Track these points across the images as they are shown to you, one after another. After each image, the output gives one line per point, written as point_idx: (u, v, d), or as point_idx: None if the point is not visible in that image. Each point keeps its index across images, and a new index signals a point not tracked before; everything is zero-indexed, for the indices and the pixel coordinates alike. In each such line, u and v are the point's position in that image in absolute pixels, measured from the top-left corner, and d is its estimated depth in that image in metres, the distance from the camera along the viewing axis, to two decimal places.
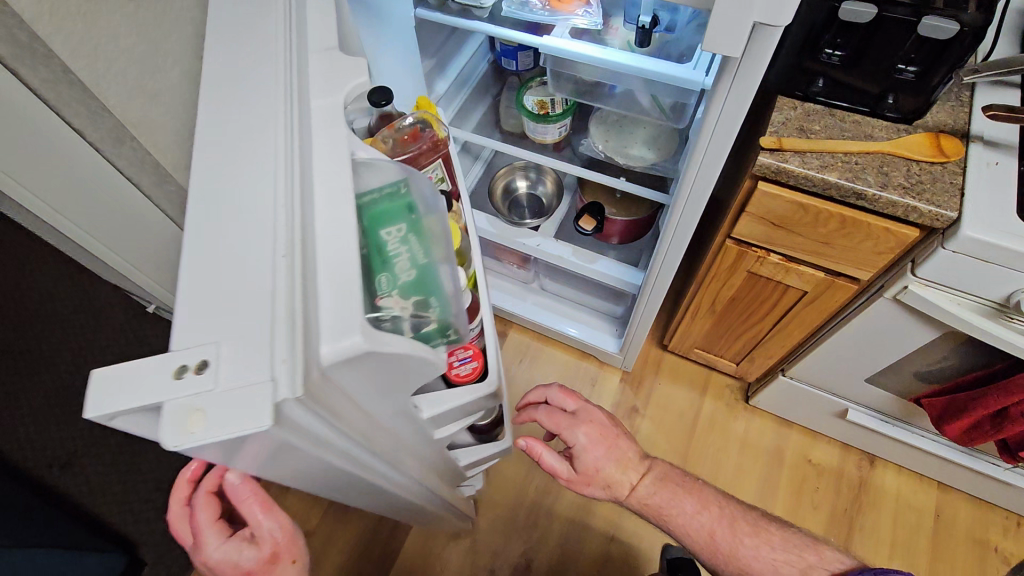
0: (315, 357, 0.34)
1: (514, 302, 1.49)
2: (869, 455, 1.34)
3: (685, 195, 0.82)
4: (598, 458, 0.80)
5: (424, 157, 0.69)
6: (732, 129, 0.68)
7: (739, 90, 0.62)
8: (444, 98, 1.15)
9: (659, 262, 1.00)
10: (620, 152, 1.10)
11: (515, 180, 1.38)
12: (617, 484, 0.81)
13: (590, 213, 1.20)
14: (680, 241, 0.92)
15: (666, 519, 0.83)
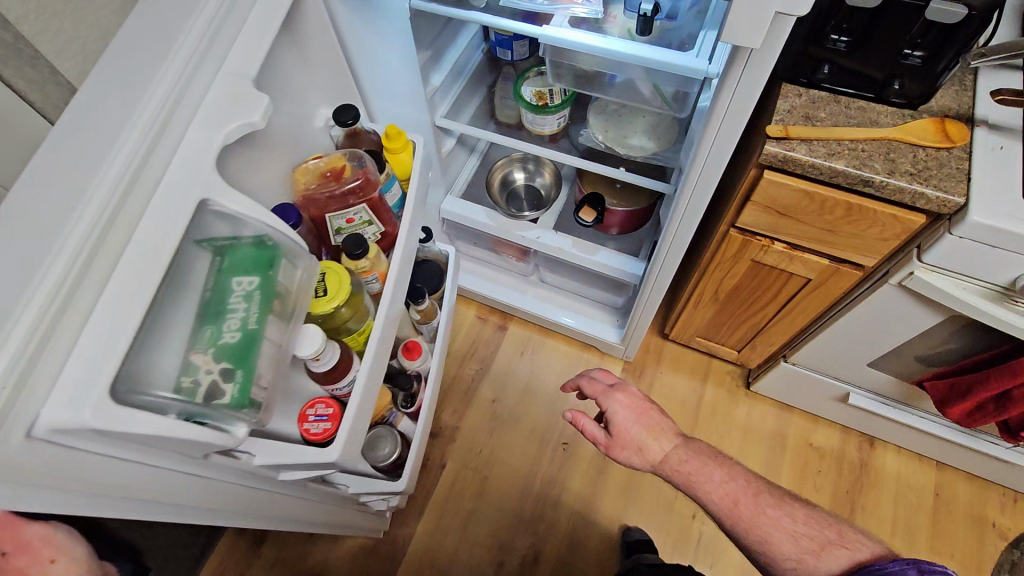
0: (27, 423, 0.35)
1: (515, 294, 1.48)
2: (869, 437, 1.36)
3: (690, 186, 0.82)
4: (630, 423, 0.93)
5: (339, 197, 0.72)
6: (739, 122, 0.68)
7: (749, 78, 0.62)
8: (439, 91, 1.14)
9: (665, 252, 1.00)
10: (619, 142, 1.09)
11: (513, 172, 1.38)
12: (651, 449, 0.91)
13: (589, 204, 1.19)
14: (685, 234, 0.92)
15: (694, 484, 0.87)
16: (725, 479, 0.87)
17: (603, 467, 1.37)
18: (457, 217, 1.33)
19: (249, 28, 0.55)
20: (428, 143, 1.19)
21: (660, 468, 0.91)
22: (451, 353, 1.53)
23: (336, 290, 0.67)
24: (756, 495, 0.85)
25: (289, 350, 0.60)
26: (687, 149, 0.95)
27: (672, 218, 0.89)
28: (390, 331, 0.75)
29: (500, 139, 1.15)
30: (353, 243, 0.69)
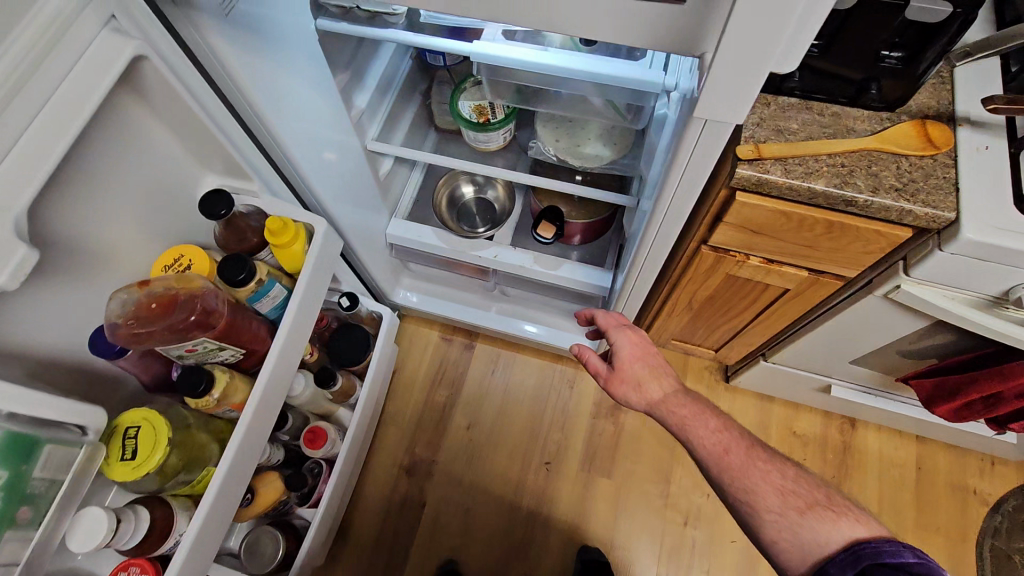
0: None
1: (473, 312, 1.39)
2: (850, 418, 1.34)
3: (658, 221, 0.74)
4: (634, 358, 0.94)
5: (174, 331, 0.63)
6: (711, 155, 0.58)
7: (712, 128, 0.54)
8: (367, 112, 1.01)
9: (632, 274, 0.92)
10: (572, 152, 1.00)
11: (460, 186, 1.26)
12: (651, 385, 0.93)
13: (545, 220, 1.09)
14: (656, 260, 0.84)
15: (687, 427, 0.87)
16: (723, 429, 0.86)
17: (590, 483, 1.32)
18: (406, 241, 1.23)
19: (40, 122, 0.45)
20: (361, 170, 1.06)
21: (653, 407, 0.92)
22: (419, 379, 1.44)
23: (142, 459, 0.60)
24: (754, 460, 0.81)
25: (52, 544, 0.55)
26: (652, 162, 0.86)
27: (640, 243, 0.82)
28: (246, 466, 0.69)
29: (444, 160, 1.05)
30: (193, 380, 0.65)
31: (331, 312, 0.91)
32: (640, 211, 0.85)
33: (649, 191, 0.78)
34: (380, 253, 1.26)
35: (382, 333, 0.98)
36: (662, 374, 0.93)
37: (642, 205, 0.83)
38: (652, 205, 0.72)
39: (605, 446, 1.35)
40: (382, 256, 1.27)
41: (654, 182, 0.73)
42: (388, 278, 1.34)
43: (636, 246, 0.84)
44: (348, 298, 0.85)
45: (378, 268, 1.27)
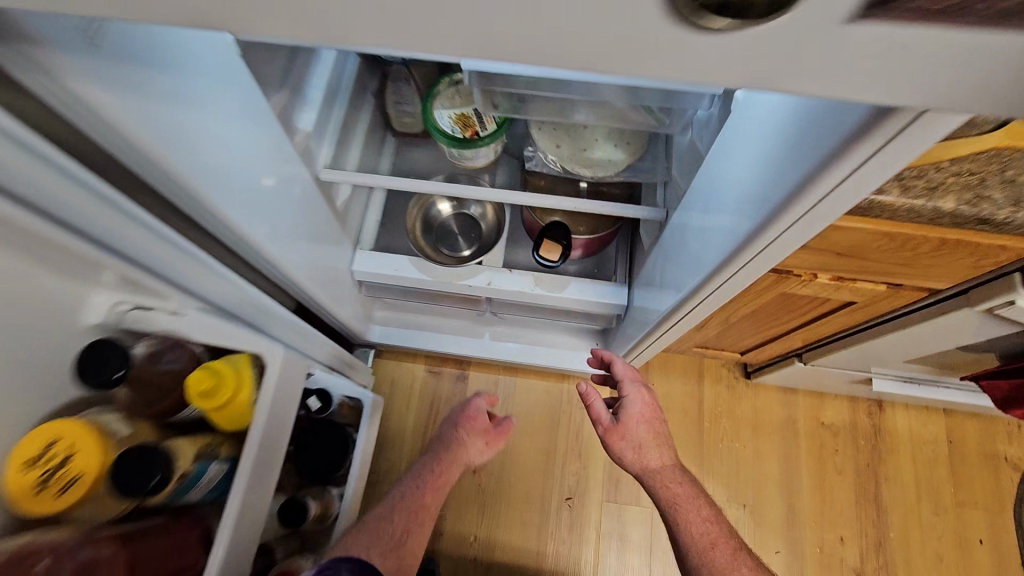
0: None
1: (464, 339, 1.21)
2: (876, 400, 1.27)
3: (736, 267, 0.56)
4: (642, 419, 0.88)
5: None
6: (844, 202, 0.41)
7: (883, 158, 0.35)
8: (315, 134, 0.79)
9: (670, 306, 0.75)
10: (580, 159, 0.82)
11: (436, 206, 1.04)
12: (652, 449, 0.87)
13: (550, 237, 0.92)
14: (718, 300, 0.67)
15: (679, 504, 0.86)
16: (714, 518, 0.86)
17: (620, 514, 1.19)
18: (378, 276, 1.03)
19: None
20: (313, 208, 0.84)
21: (644, 472, 0.88)
22: (409, 424, 1.25)
23: None
24: (741, 563, 0.81)
25: None
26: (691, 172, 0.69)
27: (693, 286, 0.65)
28: None
29: (422, 185, 0.85)
30: None
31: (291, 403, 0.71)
32: (686, 236, 0.68)
33: (704, 224, 0.61)
34: (347, 293, 1.05)
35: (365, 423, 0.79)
36: (663, 442, 0.88)
37: (690, 230, 0.66)
38: (726, 248, 0.55)
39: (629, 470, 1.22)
40: (348, 298, 1.06)
41: (721, 215, 0.56)
42: (358, 318, 1.12)
43: (684, 286, 0.67)
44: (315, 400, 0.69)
45: (346, 309, 1.06)
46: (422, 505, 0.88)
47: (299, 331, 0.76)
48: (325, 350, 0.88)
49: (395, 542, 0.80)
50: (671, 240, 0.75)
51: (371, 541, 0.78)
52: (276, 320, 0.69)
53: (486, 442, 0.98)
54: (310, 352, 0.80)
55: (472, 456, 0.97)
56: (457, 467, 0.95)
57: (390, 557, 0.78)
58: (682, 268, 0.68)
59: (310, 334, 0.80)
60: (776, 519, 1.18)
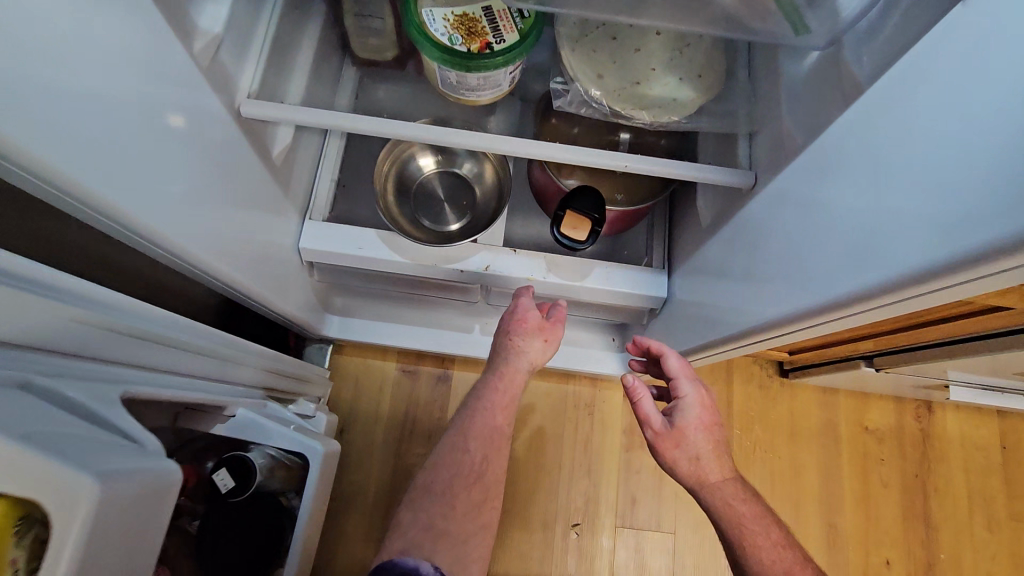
0: None
1: (447, 334, 0.96)
2: (926, 400, 1.09)
3: (986, 272, 0.32)
4: (701, 426, 0.64)
5: None
6: None
7: None
8: (232, 41, 0.51)
9: (776, 314, 0.51)
10: (633, 95, 0.56)
11: (414, 160, 0.78)
12: (714, 462, 0.63)
13: (575, 209, 0.65)
14: (880, 315, 0.44)
15: (747, 527, 0.62)
16: (787, 542, 0.63)
17: (638, 544, 0.99)
18: (336, 256, 0.76)
19: None
20: (234, 164, 0.56)
21: (703, 489, 0.63)
22: (379, 439, 1.00)
23: None
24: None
25: None
26: (826, 115, 0.44)
27: (855, 293, 0.41)
28: None
29: (401, 129, 0.58)
30: None
31: (194, 442, 0.54)
32: (829, 217, 0.44)
33: (886, 200, 0.37)
34: (293, 281, 0.78)
35: (310, 491, 0.54)
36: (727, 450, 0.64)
37: (842, 212, 0.42)
38: (973, 244, 0.31)
39: (648, 490, 1.01)
40: (296, 286, 0.79)
41: (947, 187, 0.33)
42: (309, 310, 0.85)
43: (828, 291, 0.44)
44: (226, 471, 0.51)
45: (293, 300, 0.79)
46: (496, 423, 0.69)
47: (194, 352, 0.50)
48: (251, 368, 0.62)
49: (477, 476, 0.66)
50: (785, 218, 0.51)
51: (453, 478, 0.65)
52: (143, 342, 0.43)
53: (545, 340, 0.73)
54: (219, 376, 0.55)
55: (532, 356, 0.73)
56: (518, 373, 0.72)
57: (475, 492, 0.64)
58: (823, 267, 0.44)
59: (220, 355, 0.54)
60: (818, 542, 1.01)
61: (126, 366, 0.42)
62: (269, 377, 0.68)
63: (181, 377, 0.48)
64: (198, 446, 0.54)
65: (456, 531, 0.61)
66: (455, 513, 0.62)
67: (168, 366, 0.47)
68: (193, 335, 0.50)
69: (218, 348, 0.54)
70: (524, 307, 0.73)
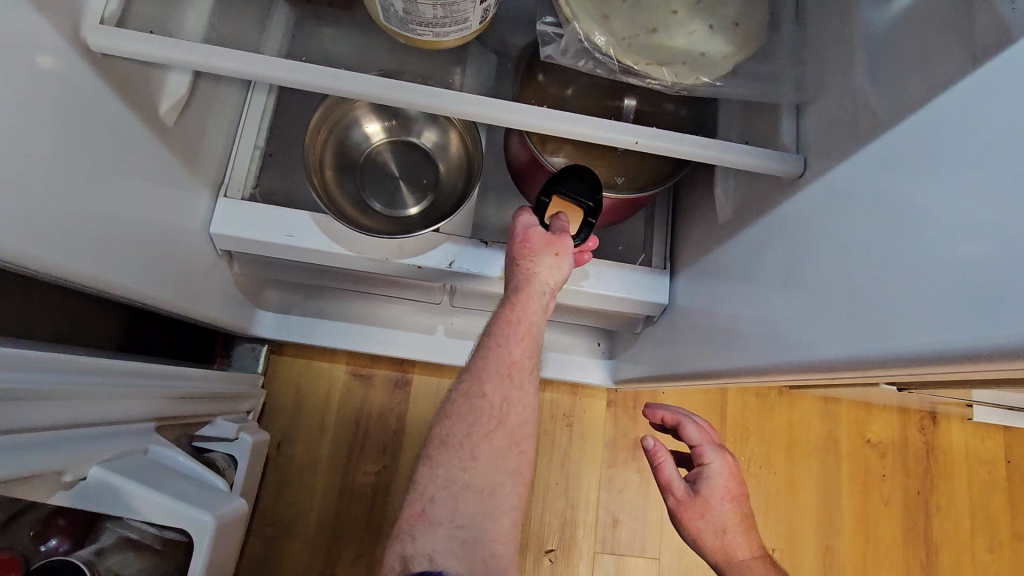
0: None
1: (404, 336, 0.81)
2: (931, 411, 1.00)
3: None
4: (729, 495, 0.54)
5: None
6: None
7: None
8: None
9: (821, 355, 0.38)
10: (647, 47, 0.42)
11: (357, 127, 0.62)
12: (742, 537, 0.54)
13: (563, 194, 0.49)
14: (996, 370, 0.31)
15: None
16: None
17: (619, 571, 0.89)
18: (258, 248, 0.60)
19: None
20: (91, 124, 0.40)
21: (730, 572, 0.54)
22: (324, 455, 0.86)
23: None
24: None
25: None
26: (966, 82, 0.30)
27: (996, 351, 0.27)
28: None
29: (332, 81, 0.42)
30: None
31: (38, 510, 0.41)
32: (934, 233, 0.31)
33: None
34: (207, 275, 0.62)
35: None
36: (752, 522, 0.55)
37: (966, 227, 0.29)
38: None
39: (632, 510, 0.90)
40: (211, 282, 0.63)
41: None
42: (233, 309, 0.69)
43: (923, 337, 0.30)
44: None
45: (210, 301, 0.63)
46: (516, 359, 0.50)
47: (13, 401, 0.33)
48: (136, 401, 0.46)
49: (499, 421, 0.49)
50: (858, 226, 0.37)
51: (471, 425, 0.48)
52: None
53: (558, 255, 0.49)
54: (67, 420, 0.38)
55: (543, 279, 0.51)
56: (534, 300, 0.51)
57: (498, 439, 0.48)
58: (928, 304, 0.31)
59: (65, 395, 0.38)
60: (812, 568, 0.93)
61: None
62: (174, 405, 0.53)
63: None
64: (42, 512, 0.41)
65: (478, 483, 0.47)
66: (476, 464, 0.47)
67: None
68: (1, 374, 0.33)
69: (58, 387, 0.37)
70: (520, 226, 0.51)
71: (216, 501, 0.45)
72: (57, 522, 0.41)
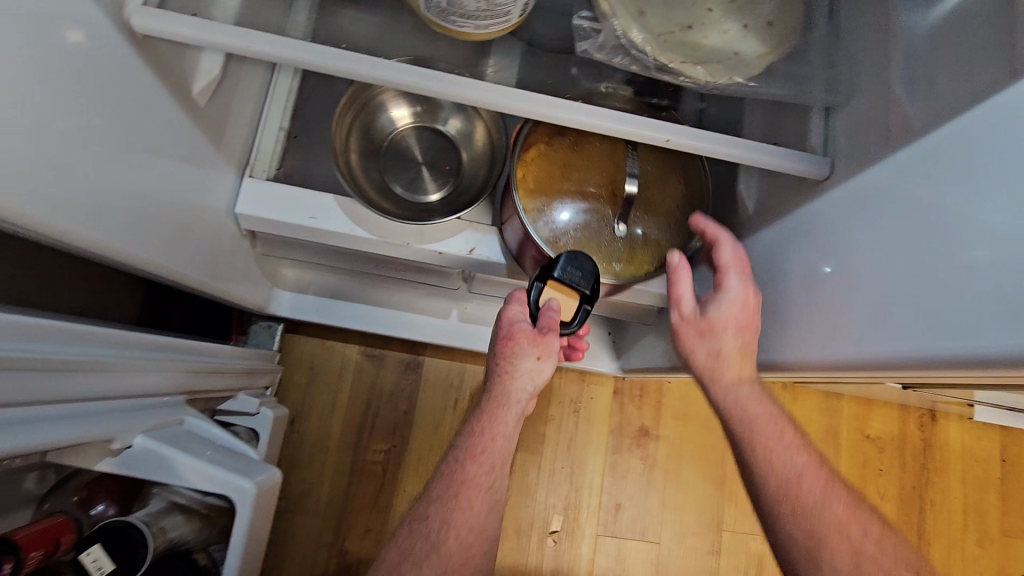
0: None
1: (418, 320, 0.82)
2: (931, 409, 1.02)
3: None
4: (736, 327, 0.49)
5: None
6: None
7: None
8: None
9: (846, 353, 0.39)
10: (681, 45, 0.42)
11: (383, 110, 0.63)
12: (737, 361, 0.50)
13: (561, 279, 0.49)
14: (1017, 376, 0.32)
15: (756, 429, 0.49)
16: (802, 444, 0.50)
17: (620, 554, 0.91)
18: (286, 229, 0.61)
19: None
20: (126, 103, 0.40)
21: (712, 389, 0.51)
22: (336, 432, 0.88)
23: None
24: (835, 489, 0.48)
25: None
26: (1006, 94, 0.31)
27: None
28: None
29: (365, 68, 0.42)
30: None
31: (78, 478, 0.42)
32: (965, 241, 0.32)
33: None
34: (229, 253, 0.62)
35: (233, 552, 0.42)
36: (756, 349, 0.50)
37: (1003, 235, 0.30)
38: None
39: (634, 495, 0.93)
40: (232, 261, 0.63)
41: None
42: (253, 289, 0.71)
43: (952, 342, 0.31)
44: (101, 549, 0.37)
45: (232, 279, 0.64)
46: (469, 477, 0.50)
47: (56, 373, 0.34)
48: (172, 375, 0.48)
49: (431, 548, 0.47)
50: (889, 228, 0.37)
51: (405, 553, 0.47)
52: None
53: (540, 358, 0.53)
54: (111, 392, 0.39)
55: (519, 382, 0.53)
56: (509, 408, 0.53)
57: (428, 567, 0.46)
58: (957, 306, 0.31)
59: (109, 367, 0.39)
60: None
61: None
62: (206, 379, 0.55)
63: (24, 407, 0.32)
64: (87, 478, 0.43)
65: None
66: None
67: (6, 399, 0.31)
68: (48, 347, 0.34)
69: (103, 360, 0.38)
70: (508, 318, 0.54)
71: (253, 465, 0.46)
72: (99, 489, 0.43)
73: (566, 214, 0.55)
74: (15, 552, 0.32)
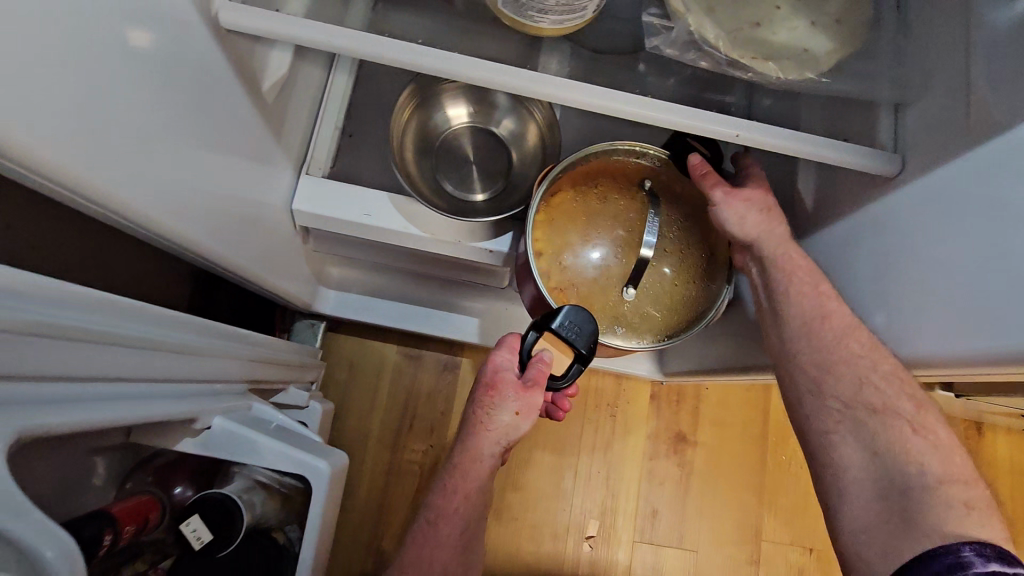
0: None
1: (459, 320, 0.83)
2: (977, 421, 0.99)
3: None
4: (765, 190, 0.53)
5: None
6: None
7: None
8: None
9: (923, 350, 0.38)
10: (750, 42, 0.42)
11: (439, 109, 0.64)
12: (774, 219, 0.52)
13: (558, 332, 0.51)
14: None
15: (793, 275, 0.49)
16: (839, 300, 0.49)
17: (656, 561, 0.90)
18: (342, 225, 0.62)
19: None
20: (202, 97, 0.42)
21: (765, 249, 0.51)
22: (375, 431, 0.88)
23: None
24: (875, 372, 0.43)
25: None
26: None
27: None
28: None
29: (433, 58, 0.42)
30: None
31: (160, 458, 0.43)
32: None
33: None
34: (285, 248, 0.64)
35: (308, 536, 0.43)
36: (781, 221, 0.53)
37: None
38: None
39: (670, 501, 0.91)
40: (286, 256, 0.65)
41: None
42: (303, 285, 0.72)
43: None
44: (200, 519, 0.41)
45: (285, 275, 0.66)
46: (441, 537, 0.57)
47: (140, 351, 0.35)
48: (237, 363, 0.49)
49: None
50: (974, 224, 0.37)
51: None
52: (46, 343, 0.28)
53: (518, 413, 0.57)
54: (187, 375, 0.40)
55: (492, 439, 0.58)
56: (482, 461, 0.58)
57: None
58: None
59: (187, 350, 0.40)
60: None
61: (17, 378, 0.27)
62: (264, 369, 0.56)
63: (111, 383, 0.33)
64: (164, 461, 0.44)
65: None
66: None
67: (96, 371, 0.32)
68: (134, 327, 0.35)
69: (183, 343, 0.39)
70: (493, 368, 0.57)
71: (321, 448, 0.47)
72: (178, 470, 0.44)
73: (597, 252, 0.57)
74: (114, 524, 0.33)
